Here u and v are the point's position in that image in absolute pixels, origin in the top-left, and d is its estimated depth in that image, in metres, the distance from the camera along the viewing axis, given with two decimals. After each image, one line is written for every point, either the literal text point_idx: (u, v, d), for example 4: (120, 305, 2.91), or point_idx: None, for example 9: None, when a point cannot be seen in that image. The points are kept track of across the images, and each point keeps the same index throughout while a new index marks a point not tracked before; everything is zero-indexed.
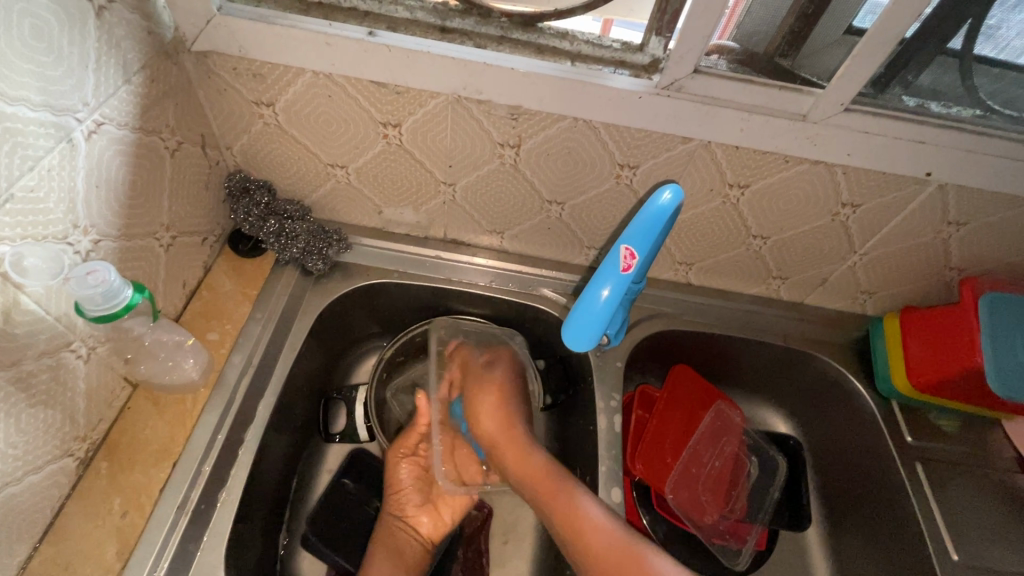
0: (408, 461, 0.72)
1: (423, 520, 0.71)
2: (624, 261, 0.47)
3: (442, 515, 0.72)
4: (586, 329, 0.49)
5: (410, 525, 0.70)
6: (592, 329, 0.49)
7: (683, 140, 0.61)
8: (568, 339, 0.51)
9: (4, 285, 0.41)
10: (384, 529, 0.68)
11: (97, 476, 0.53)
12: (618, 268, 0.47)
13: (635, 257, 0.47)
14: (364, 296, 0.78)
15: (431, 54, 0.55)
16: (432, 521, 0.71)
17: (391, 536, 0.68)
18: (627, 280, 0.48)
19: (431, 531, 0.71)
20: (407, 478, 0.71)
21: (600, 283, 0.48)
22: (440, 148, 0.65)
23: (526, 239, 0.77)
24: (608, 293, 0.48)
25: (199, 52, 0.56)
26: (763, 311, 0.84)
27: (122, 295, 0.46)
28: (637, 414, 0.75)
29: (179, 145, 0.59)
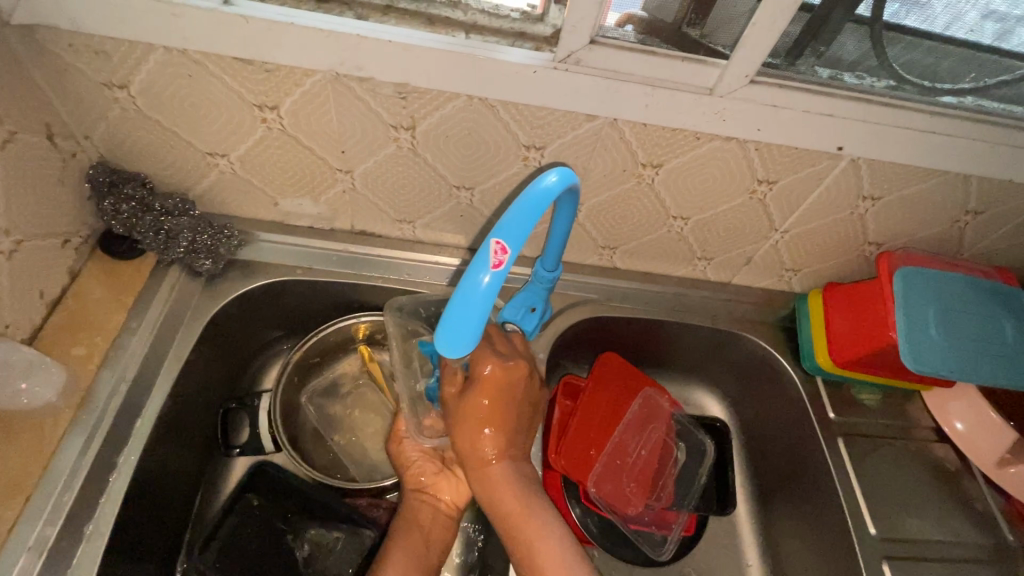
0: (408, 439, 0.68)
1: (443, 486, 0.65)
2: (494, 256, 0.41)
3: (463, 479, 0.66)
4: (462, 328, 0.43)
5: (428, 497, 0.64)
6: (469, 330, 0.43)
7: (588, 119, 0.57)
8: (444, 344, 0.44)
9: None
10: (405, 507, 0.64)
11: None
12: (488, 265, 0.41)
13: (507, 252, 0.41)
14: (267, 296, 0.72)
15: (296, 27, 0.49)
16: (454, 486, 0.65)
17: (410, 512, 0.63)
18: (503, 276, 0.42)
19: (455, 498, 0.65)
20: (415, 453, 0.67)
21: (479, 265, 0.42)
22: (327, 132, 0.59)
23: (440, 227, 0.73)
24: (489, 280, 0.42)
25: (23, 26, 0.48)
26: (691, 293, 0.82)
27: None
28: (561, 405, 0.72)
29: (13, 136, 0.51)
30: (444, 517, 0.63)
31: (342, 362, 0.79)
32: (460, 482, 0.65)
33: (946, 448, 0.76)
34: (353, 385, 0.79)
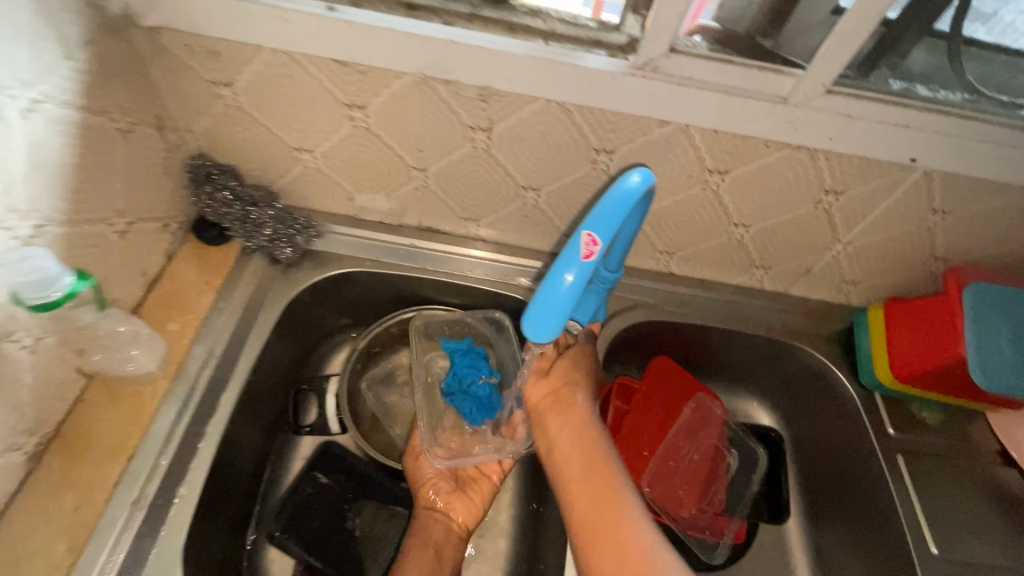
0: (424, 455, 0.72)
1: (456, 506, 0.68)
2: (585, 248, 0.44)
3: (474, 501, 0.69)
4: (546, 318, 0.46)
5: (443, 515, 0.67)
6: (553, 320, 0.46)
7: (660, 124, 0.58)
8: (527, 330, 0.47)
9: None
10: (417, 525, 0.66)
11: (46, 472, 0.51)
12: (579, 255, 0.44)
13: (598, 244, 0.44)
14: (336, 286, 0.76)
15: (392, 31, 0.52)
16: (466, 507, 0.68)
17: (423, 528, 0.65)
18: (590, 268, 0.45)
19: (465, 519, 0.68)
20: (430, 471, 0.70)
21: (569, 260, 0.45)
22: (409, 131, 0.62)
23: (503, 227, 0.75)
24: (573, 279, 0.45)
25: (150, 28, 0.53)
26: (745, 302, 0.82)
27: (62, 282, 0.43)
28: (615, 406, 0.74)
29: (132, 127, 0.57)
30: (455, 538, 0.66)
31: (400, 353, 0.83)
32: (469, 504, 0.69)
33: (1013, 473, 0.73)
34: (409, 375, 0.82)
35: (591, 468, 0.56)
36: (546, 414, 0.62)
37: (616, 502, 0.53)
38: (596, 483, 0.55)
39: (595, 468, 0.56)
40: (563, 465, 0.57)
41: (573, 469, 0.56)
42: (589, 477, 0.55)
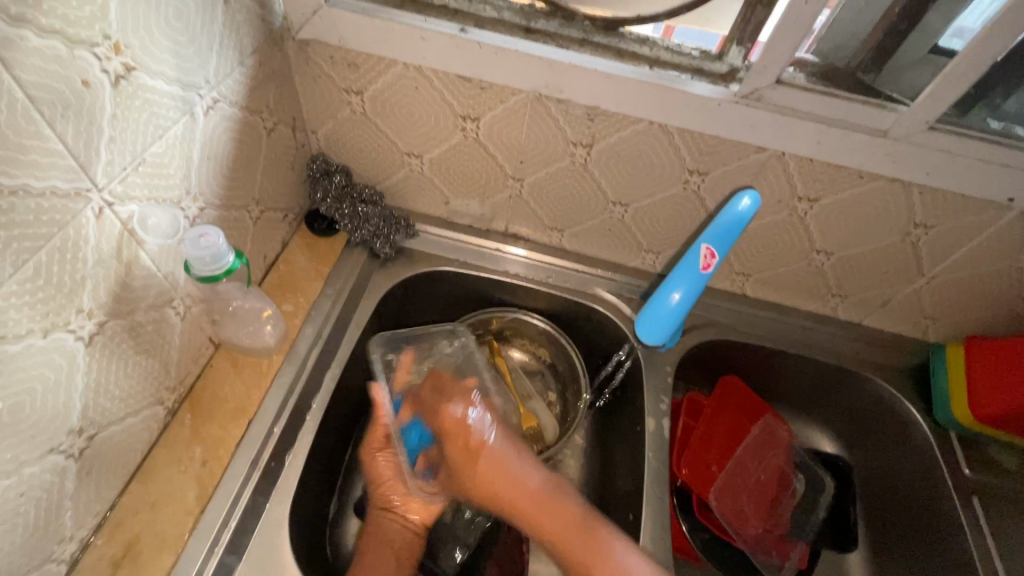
0: (382, 455, 0.69)
1: (412, 507, 0.68)
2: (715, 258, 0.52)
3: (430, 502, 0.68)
4: (659, 324, 0.63)
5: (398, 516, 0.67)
6: (663, 326, 0.63)
7: (757, 150, 0.61)
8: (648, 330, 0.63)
9: (130, 240, 0.45)
10: (372, 525, 0.66)
11: (180, 426, 0.57)
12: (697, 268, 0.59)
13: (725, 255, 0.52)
14: (425, 282, 0.81)
15: (518, 53, 0.57)
16: (423, 507, 0.68)
17: (378, 530, 0.65)
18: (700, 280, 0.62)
19: (421, 518, 0.68)
20: (388, 472, 0.69)
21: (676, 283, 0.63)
22: (514, 144, 0.67)
23: (585, 238, 0.79)
24: (678, 298, 0.63)
25: (303, 41, 0.60)
26: (818, 329, 0.83)
27: (226, 259, 0.50)
28: (685, 421, 0.75)
29: (275, 126, 0.64)
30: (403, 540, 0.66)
31: None
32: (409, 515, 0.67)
33: None
34: None
35: (499, 462, 0.62)
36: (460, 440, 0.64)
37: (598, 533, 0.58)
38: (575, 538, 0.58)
39: (544, 505, 0.61)
40: (535, 513, 0.60)
41: (523, 504, 0.61)
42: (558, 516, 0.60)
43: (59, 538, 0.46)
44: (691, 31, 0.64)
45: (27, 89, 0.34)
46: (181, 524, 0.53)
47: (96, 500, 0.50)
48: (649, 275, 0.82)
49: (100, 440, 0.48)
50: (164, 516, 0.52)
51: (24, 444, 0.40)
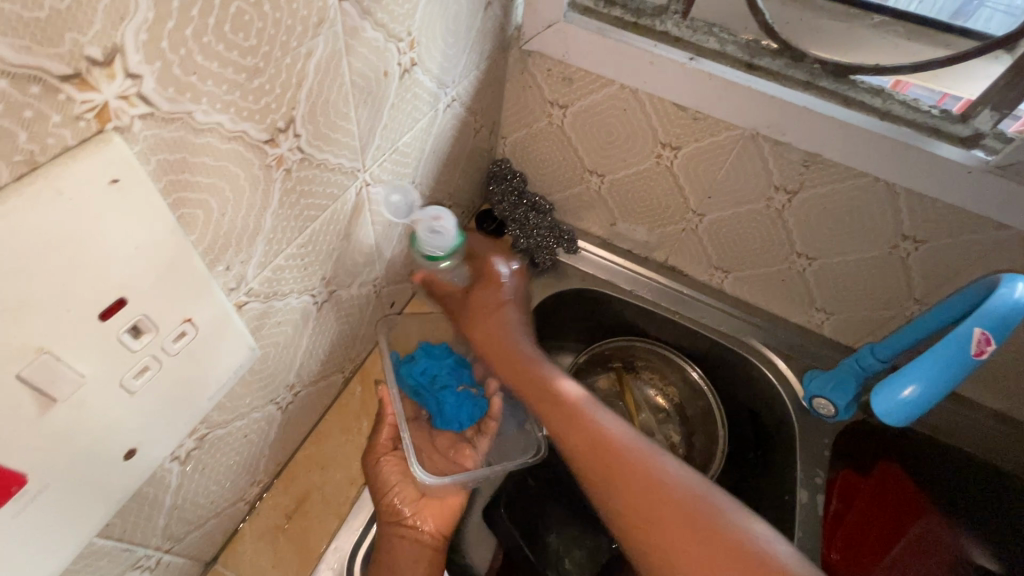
0: (391, 459, 0.56)
1: (426, 521, 0.55)
2: (978, 346, 0.42)
3: (445, 507, 0.57)
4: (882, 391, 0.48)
5: (411, 533, 0.53)
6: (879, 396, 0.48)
7: (998, 228, 0.55)
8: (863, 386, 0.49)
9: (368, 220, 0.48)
10: (387, 551, 0.52)
11: (351, 396, 0.60)
12: (969, 353, 0.42)
13: (990, 344, 0.42)
14: (574, 300, 0.81)
15: (748, 89, 0.55)
16: (436, 516, 0.56)
17: (390, 556, 0.52)
18: (969, 365, 0.43)
19: (436, 527, 0.56)
20: (394, 479, 0.54)
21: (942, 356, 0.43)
22: (708, 178, 0.65)
23: (751, 285, 0.75)
24: (911, 392, 0.44)
25: (527, 51, 0.62)
26: (1006, 433, 0.72)
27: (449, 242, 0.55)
28: (836, 505, 0.68)
29: (480, 128, 0.66)
30: (432, 550, 0.54)
31: (601, 376, 0.84)
32: (453, 509, 0.57)
33: None
34: (607, 399, 0.84)
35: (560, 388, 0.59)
36: (518, 373, 0.61)
37: (661, 483, 0.49)
38: (649, 509, 0.48)
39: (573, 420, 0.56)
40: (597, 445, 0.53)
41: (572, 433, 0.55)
42: (601, 451, 0.53)
43: (252, 481, 0.50)
44: (928, 92, 0.60)
45: (353, 75, 0.36)
46: (345, 490, 0.55)
47: (283, 452, 0.53)
48: (813, 336, 0.76)
49: (299, 397, 0.51)
50: (331, 480, 0.55)
51: (259, 392, 0.43)
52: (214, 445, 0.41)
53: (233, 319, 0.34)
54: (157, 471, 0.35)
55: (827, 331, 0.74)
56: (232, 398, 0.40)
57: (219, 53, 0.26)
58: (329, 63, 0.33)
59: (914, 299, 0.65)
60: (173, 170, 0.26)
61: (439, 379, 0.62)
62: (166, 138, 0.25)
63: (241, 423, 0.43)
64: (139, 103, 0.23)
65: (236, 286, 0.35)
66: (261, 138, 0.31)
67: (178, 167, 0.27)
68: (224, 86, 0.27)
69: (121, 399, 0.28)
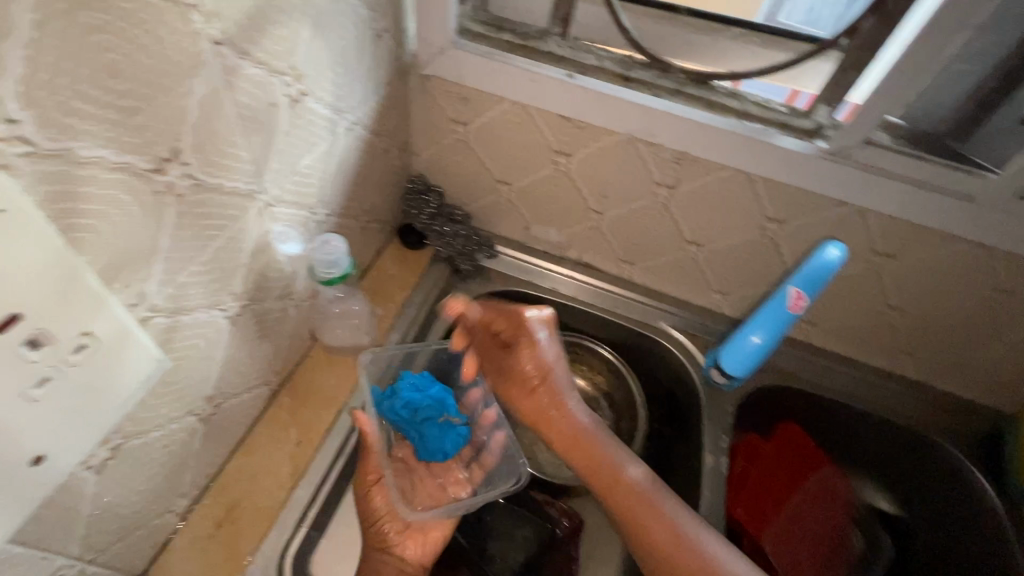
0: (376, 488, 0.59)
1: (407, 545, 0.59)
2: (797, 303, 0.59)
3: (433, 536, 0.60)
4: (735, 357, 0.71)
5: (394, 557, 0.58)
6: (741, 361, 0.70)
7: (839, 205, 0.64)
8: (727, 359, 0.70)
9: (268, 244, 0.51)
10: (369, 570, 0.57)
11: (280, 407, 0.64)
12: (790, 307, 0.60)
13: (805, 301, 0.59)
14: (498, 301, 0.86)
15: (618, 98, 0.63)
16: (422, 543, 0.60)
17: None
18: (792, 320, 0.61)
19: (424, 552, 0.60)
20: (380, 507, 0.59)
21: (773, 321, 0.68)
22: (600, 179, 0.72)
23: (656, 274, 0.83)
24: (757, 340, 0.69)
25: (424, 75, 0.68)
26: (885, 385, 0.81)
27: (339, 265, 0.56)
28: (741, 464, 0.76)
29: (389, 147, 0.71)
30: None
31: None
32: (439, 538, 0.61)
33: None
34: None
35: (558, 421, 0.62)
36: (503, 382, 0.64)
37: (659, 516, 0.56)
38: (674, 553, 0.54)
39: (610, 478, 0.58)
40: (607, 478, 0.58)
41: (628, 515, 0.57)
42: (623, 499, 0.57)
43: (179, 492, 0.52)
44: (781, 88, 0.68)
45: (239, 107, 0.41)
46: (274, 495, 0.58)
47: (210, 462, 0.56)
48: (716, 315, 0.84)
49: (223, 409, 0.54)
50: (262, 486, 0.58)
51: (175, 403, 0.46)
52: (131, 454, 0.43)
53: (135, 332, 0.38)
54: (70, 479, 0.38)
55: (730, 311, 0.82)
56: (144, 409, 0.43)
57: (93, 97, 0.30)
58: (212, 99, 0.38)
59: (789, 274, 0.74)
60: (58, 200, 0.30)
61: (421, 412, 0.64)
62: (50, 172, 0.29)
63: (158, 434, 0.46)
64: (19, 144, 0.27)
65: (137, 302, 0.38)
66: (147, 169, 0.35)
67: (64, 198, 0.30)
68: (104, 125, 0.31)
69: (23, 408, 0.32)
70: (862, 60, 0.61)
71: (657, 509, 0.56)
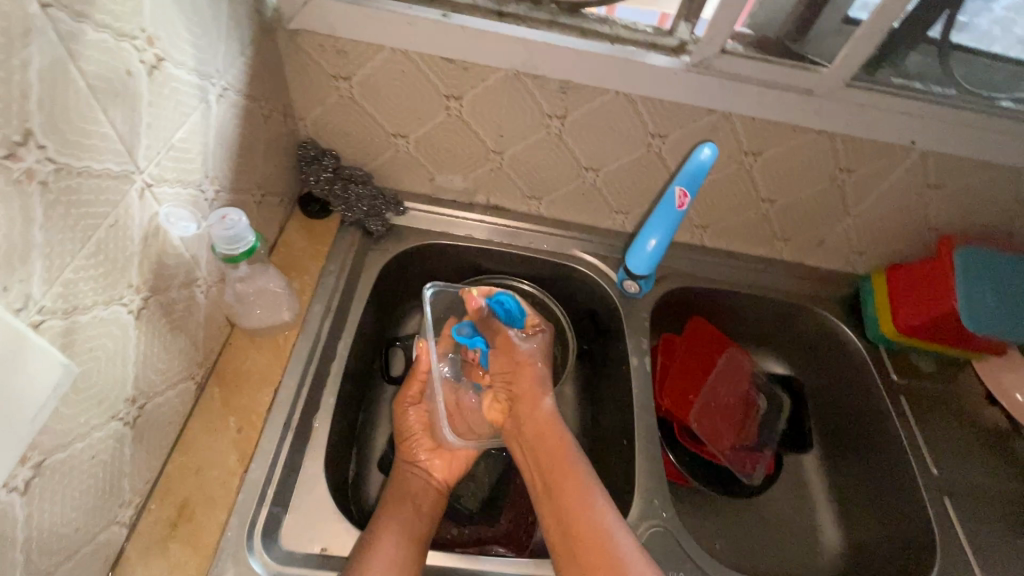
0: (415, 408, 0.75)
1: (435, 464, 0.71)
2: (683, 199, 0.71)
3: (454, 461, 0.72)
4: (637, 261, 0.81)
5: (423, 470, 0.70)
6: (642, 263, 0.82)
7: (708, 112, 0.71)
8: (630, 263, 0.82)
9: (157, 230, 0.48)
10: (397, 473, 0.70)
11: (211, 399, 0.61)
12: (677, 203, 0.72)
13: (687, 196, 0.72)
14: (416, 256, 0.86)
15: (498, 34, 0.64)
16: (446, 466, 0.72)
17: (402, 481, 0.69)
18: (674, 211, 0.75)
19: (442, 477, 0.71)
20: (416, 422, 0.74)
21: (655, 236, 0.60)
22: (494, 119, 0.74)
23: (562, 205, 0.87)
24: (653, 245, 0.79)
25: (292, 30, 0.64)
26: (768, 269, 0.93)
27: (242, 241, 0.54)
28: (662, 360, 0.86)
29: (270, 113, 0.67)
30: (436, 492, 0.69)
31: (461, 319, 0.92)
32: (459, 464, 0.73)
33: (994, 411, 0.87)
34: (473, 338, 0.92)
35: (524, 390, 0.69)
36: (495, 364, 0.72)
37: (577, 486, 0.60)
38: (579, 513, 0.58)
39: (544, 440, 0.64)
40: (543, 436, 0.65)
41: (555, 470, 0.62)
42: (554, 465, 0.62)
43: (120, 501, 0.50)
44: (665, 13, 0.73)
45: (89, 77, 0.37)
46: (227, 483, 0.57)
47: (148, 467, 0.53)
48: (622, 234, 0.90)
49: (149, 410, 0.52)
50: (211, 478, 0.57)
51: (94, 410, 0.44)
52: (57, 470, 0.41)
53: (29, 337, 0.35)
54: None
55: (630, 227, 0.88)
56: (60, 419, 0.40)
57: None
58: (53, 70, 0.34)
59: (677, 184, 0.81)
60: None
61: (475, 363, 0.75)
62: None
63: (82, 444, 0.43)
64: None
65: (24, 306, 0.35)
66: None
67: None
68: None
69: None
70: None
71: (579, 482, 0.60)
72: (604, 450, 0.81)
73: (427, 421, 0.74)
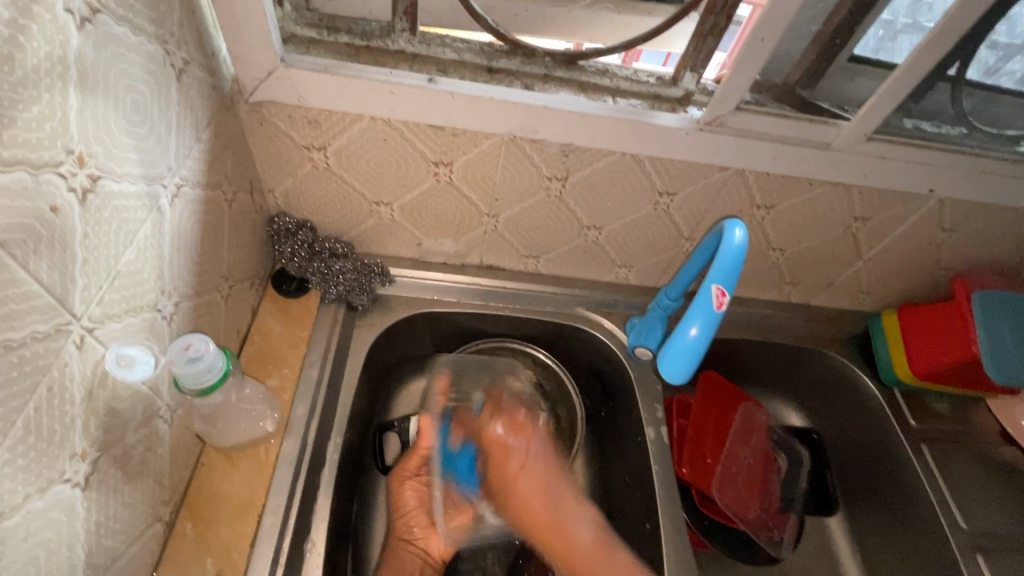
0: (412, 483, 0.71)
1: (430, 542, 0.70)
2: (717, 299, 0.57)
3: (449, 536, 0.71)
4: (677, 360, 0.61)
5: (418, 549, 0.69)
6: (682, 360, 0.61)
7: (721, 169, 0.65)
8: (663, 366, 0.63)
9: (104, 378, 0.39)
10: (391, 555, 0.68)
11: (183, 537, 0.53)
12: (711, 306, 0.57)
13: (725, 295, 0.57)
14: (406, 327, 0.78)
15: (492, 99, 0.57)
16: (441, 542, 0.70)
17: (397, 562, 0.67)
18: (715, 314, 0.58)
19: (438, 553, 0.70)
20: (411, 501, 0.70)
21: (674, 368, 0.61)
22: (489, 183, 0.67)
23: (561, 262, 0.81)
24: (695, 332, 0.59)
25: (256, 102, 0.56)
26: (777, 314, 0.89)
27: (213, 369, 0.47)
28: (678, 422, 0.81)
29: (235, 195, 0.59)
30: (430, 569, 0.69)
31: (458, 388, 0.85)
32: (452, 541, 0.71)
33: (1013, 450, 0.85)
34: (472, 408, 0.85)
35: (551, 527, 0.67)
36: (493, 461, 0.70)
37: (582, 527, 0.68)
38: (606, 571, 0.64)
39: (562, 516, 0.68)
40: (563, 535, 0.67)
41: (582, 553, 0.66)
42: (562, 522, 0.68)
43: None
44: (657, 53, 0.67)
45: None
46: None
47: None
48: (625, 287, 0.84)
49: None
50: None
51: None
52: None
53: None
54: None
55: (633, 279, 0.83)
56: None
57: None
58: None
59: (685, 238, 0.75)
60: None
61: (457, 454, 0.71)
62: None
63: None
64: None
65: None
66: None
67: None
68: None
69: None
70: (719, 26, 0.59)
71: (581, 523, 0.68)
72: (624, 529, 0.75)
73: (424, 498, 0.71)
